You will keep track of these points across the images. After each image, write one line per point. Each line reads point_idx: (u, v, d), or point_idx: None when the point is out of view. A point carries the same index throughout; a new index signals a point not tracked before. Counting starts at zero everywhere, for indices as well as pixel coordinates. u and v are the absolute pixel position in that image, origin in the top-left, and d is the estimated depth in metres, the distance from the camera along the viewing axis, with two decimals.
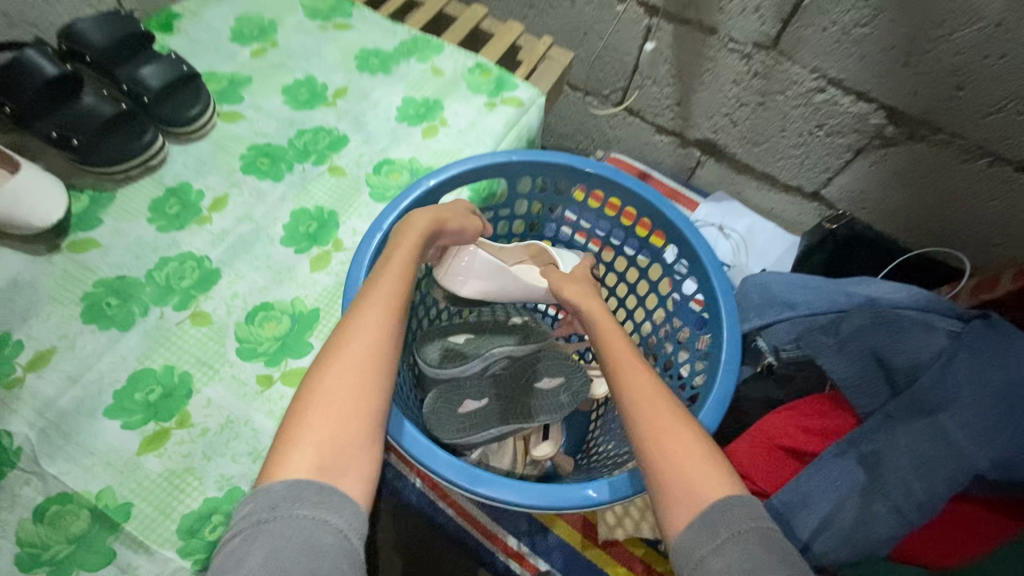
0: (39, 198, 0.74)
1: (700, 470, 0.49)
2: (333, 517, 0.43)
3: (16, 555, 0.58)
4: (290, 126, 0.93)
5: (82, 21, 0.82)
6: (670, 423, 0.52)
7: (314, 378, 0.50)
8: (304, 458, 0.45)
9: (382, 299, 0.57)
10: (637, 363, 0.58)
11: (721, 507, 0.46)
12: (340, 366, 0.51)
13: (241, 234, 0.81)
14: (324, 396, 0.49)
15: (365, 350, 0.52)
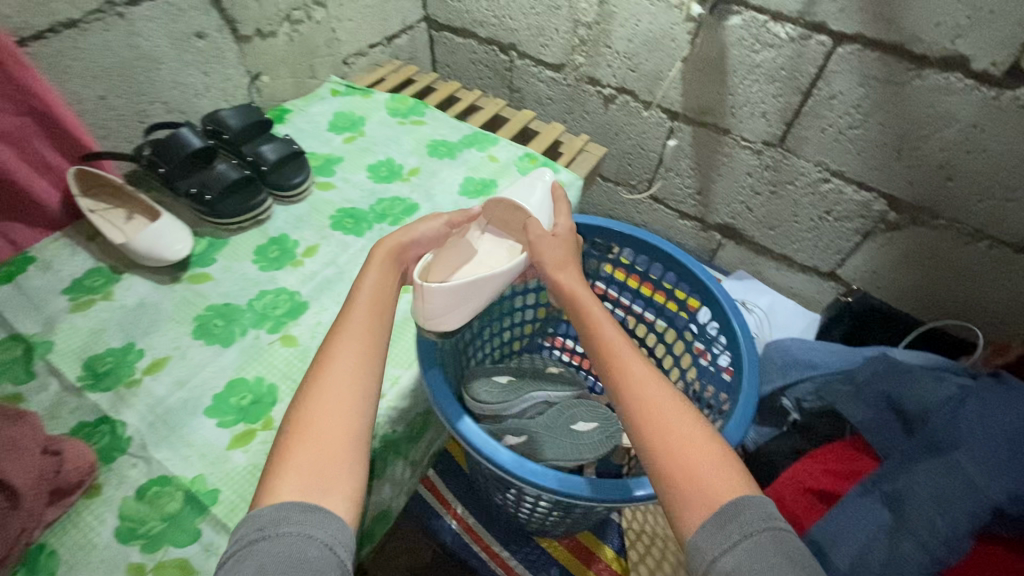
0: (172, 240, 0.92)
1: (707, 473, 0.50)
2: (317, 532, 0.46)
3: (117, 527, 0.66)
4: (372, 194, 1.12)
5: (227, 111, 1.06)
6: (669, 428, 0.53)
7: (297, 414, 0.55)
8: (296, 479, 0.50)
9: (349, 332, 0.62)
10: (619, 368, 0.59)
11: (726, 506, 0.47)
12: (320, 398, 0.56)
13: (326, 276, 0.96)
14: (310, 426, 0.54)
15: (340, 379, 0.57)
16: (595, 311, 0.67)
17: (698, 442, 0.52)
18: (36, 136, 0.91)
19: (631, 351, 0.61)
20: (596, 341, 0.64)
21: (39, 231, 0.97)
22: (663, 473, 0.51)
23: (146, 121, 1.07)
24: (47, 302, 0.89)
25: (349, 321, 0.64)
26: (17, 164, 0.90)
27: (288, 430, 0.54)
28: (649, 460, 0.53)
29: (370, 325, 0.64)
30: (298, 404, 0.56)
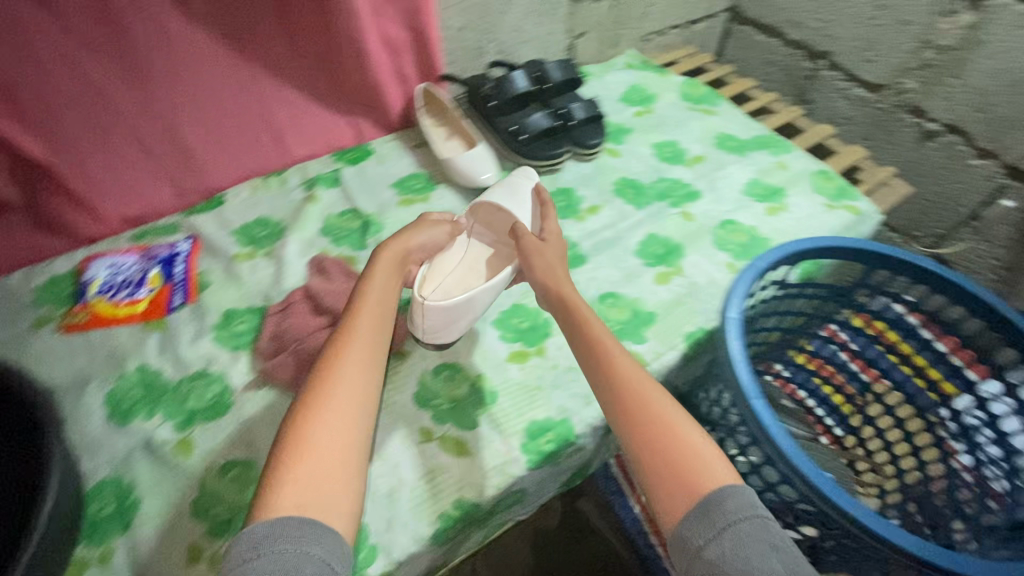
0: (483, 168, 1.03)
1: (671, 473, 0.56)
2: (321, 544, 0.48)
3: (416, 392, 0.78)
4: (656, 172, 1.12)
5: (551, 63, 1.13)
6: (666, 430, 0.58)
7: (302, 406, 0.57)
8: (314, 480, 0.52)
9: (359, 322, 0.64)
10: (620, 371, 0.63)
11: (710, 505, 0.52)
12: (332, 397, 0.57)
13: (606, 237, 0.99)
14: (319, 419, 0.55)
15: (348, 380, 0.59)
16: (598, 327, 0.68)
17: (672, 432, 0.58)
18: (407, 50, 1.05)
19: (631, 365, 0.64)
20: (590, 350, 0.66)
21: (379, 130, 1.13)
22: (659, 471, 0.56)
23: (481, 56, 1.17)
24: (381, 191, 1.04)
25: (359, 310, 0.66)
26: (388, 72, 1.05)
27: (297, 420, 0.55)
28: (645, 468, 0.57)
29: (365, 309, 0.66)
30: (305, 403, 0.57)
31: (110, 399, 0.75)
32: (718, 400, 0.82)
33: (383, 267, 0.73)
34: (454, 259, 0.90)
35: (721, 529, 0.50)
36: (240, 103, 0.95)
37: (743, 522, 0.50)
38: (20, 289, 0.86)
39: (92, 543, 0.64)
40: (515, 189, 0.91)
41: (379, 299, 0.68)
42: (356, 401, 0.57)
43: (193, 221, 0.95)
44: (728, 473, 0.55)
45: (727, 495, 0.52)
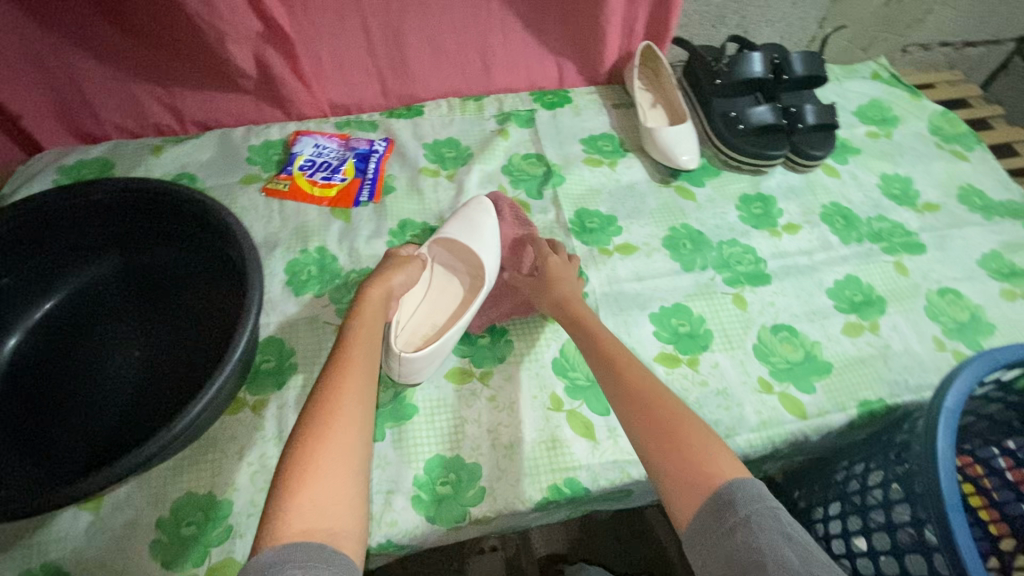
0: (685, 148, 0.95)
1: (683, 470, 0.52)
2: (329, 564, 0.44)
3: (556, 357, 0.76)
4: (875, 206, 0.97)
5: (796, 52, 0.98)
6: (672, 424, 0.56)
7: (303, 433, 0.53)
8: (319, 508, 0.48)
9: (363, 351, 0.62)
10: (627, 380, 0.62)
11: (725, 504, 0.48)
12: (334, 419, 0.54)
13: (798, 264, 0.88)
14: (324, 440, 0.52)
15: (351, 404, 0.56)
16: (601, 336, 0.68)
17: (687, 429, 0.55)
18: (644, 3, 0.96)
19: (644, 373, 0.63)
20: (607, 370, 0.64)
21: (583, 80, 1.08)
22: (669, 473, 0.53)
23: (717, 27, 1.05)
24: (570, 143, 1.00)
25: (359, 335, 0.64)
26: (617, 21, 0.97)
27: (303, 445, 0.52)
28: (657, 462, 0.54)
29: (366, 337, 0.64)
30: (307, 427, 0.53)
31: (291, 268, 0.81)
32: (863, 476, 0.74)
33: (376, 305, 0.69)
34: (416, 303, 0.80)
35: (732, 527, 0.47)
36: (466, 21, 0.93)
37: (753, 517, 0.46)
38: (238, 143, 0.93)
39: (252, 389, 0.71)
40: (471, 220, 0.80)
41: (369, 328, 0.65)
42: (351, 428, 0.54)
43: (391, 124, 0.98)
44: (737, 465, 0.52)
45: (743, 486, 0.49)
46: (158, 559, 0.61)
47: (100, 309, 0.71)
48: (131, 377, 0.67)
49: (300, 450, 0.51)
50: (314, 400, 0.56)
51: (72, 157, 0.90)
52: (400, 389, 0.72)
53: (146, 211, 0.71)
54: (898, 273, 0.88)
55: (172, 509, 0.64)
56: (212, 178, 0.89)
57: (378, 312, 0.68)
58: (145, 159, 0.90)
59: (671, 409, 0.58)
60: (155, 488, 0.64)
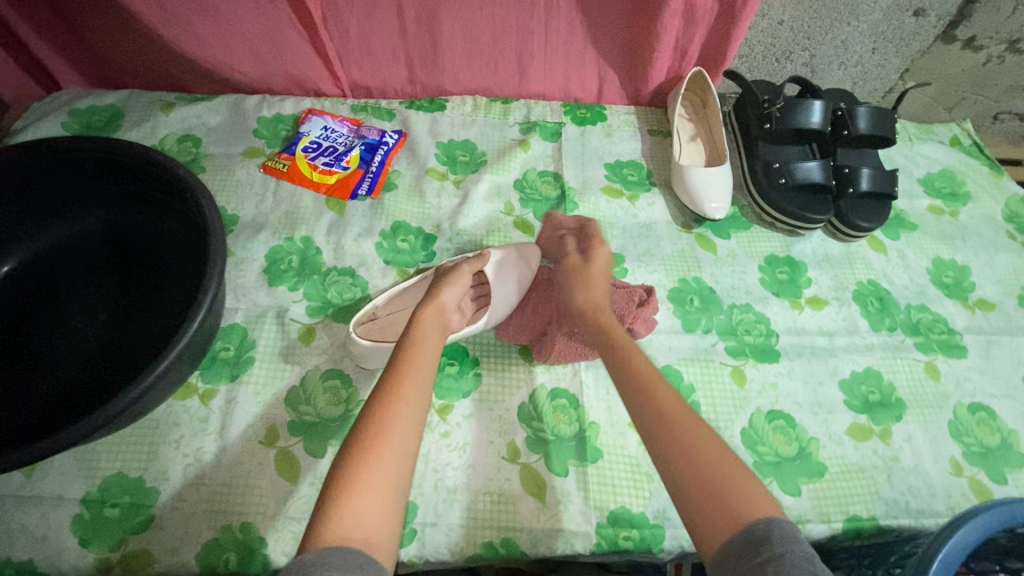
0: (716, 195, 0.86)
1: (707, 496, 0.46)
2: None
3: (522, 403, 0.71)
4: (919, 293, 0.86)
5: (864, 106, 0.87)
6: (692, 447, 0.50)
7: (356, 439, 0.50)
8: (361, 519, 0.45)
9: (424, 358, 0.59)
10: (649, 393, 0.55)
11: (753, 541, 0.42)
12: (391, 427, 0.51)
13: (815, 345, 0.79)
14: (378, 448, 0.49)
15: (409, 412, 0.52)
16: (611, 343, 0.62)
17: (713, 455, 0.49)
18: (703, 26, 0.85)
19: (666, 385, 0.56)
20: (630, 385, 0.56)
21: (624, 96, 0.99)
22: (696, 494, 0.47)
23: (781, 62, 0.95)
24: (593, 166, 0.93)
25: (424, 344, 0.60)
26: (669, 42, 0.87)
27: (357, 453, 0.48)
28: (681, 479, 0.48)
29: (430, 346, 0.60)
30: (364, 432, 0.50)
31: (272, 255, 0.78)
32: None
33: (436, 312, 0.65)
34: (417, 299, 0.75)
35: (763, 563, 0.40)
36: (505, 21, 0.84)
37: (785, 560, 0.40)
38: (249, 112, 0.90)
39: (205, 376, 0.69)
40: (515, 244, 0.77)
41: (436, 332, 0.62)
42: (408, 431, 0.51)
43: (408, 116, 0.93)
44: (768, 501, 0.46)
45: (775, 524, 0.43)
46: (77, 535, 0.60)
47: (73, 267, 0.70)
48: (89, 344, 0.66)
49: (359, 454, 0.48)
50: (374, 403, 0.53)
51: (84, 100, 0.89)
52: (352, 406, 0.68)
53: (131, 175, 0.69)
54: (927, 376, 0.79)
55: (101, 486, 0.62)
56: (215, 145, 0.87)
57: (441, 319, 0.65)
58: (154, 115, 0.88)
59: (695, 425, 0.51)
60: (89, 461, 0.63)
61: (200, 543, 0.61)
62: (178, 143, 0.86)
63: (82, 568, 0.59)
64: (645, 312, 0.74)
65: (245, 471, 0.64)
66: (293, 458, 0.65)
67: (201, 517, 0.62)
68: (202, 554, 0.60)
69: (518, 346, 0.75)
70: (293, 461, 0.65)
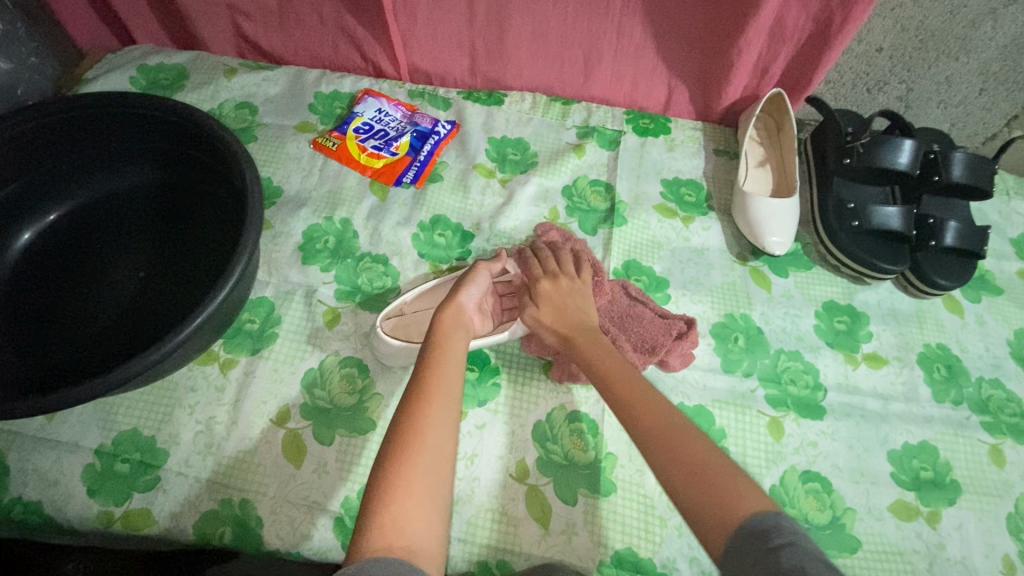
0: (779, 228, 0.79)
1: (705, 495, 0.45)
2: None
3: (539, 422, 0.67)
4: (994, 367, 0.77)
5: (962, 151, 0.79)
6: (682, 450, 0.49)
7: (393, 449, 0.49)
8: (406, 529, 0.44)
9: (452, 363, 0.57)
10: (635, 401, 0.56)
11: (757, 532, 0.41)
12: (426, 435, 0.50)
13: (865, 408, 0.72)
14: (415, 457, 0.48)
15: (441, 421, 0.51)
16: (600, 355, 0.62)
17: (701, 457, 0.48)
18: (791, 45, 0.79)
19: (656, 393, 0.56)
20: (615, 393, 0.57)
21: (693, 111, 0.93)
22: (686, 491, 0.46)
23: (872, 93, 0.87)
24: (648, 181, 0.87)
25: (450, 350, 0.59)
26: (751, 59, 0.81)
27: (393, 464, 0.47)
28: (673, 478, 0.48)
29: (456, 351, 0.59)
30: (399, 441, 0.49)
31: (309, 233, 0.77)
32: None
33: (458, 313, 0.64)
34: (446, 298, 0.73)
35: (774, 548, 0.39)
36: (579, 19, 0.80)
37: (796, 546, 0.39)
38: (308, 86, 0.90)
39: (228, 346, 0.69)
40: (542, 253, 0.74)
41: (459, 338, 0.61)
42: (445, 439, 0.50)
43: (464, 107, 0.90)
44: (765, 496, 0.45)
45: (782, 516, 0.42)
46: (85, 484, 0.61)
47: (118, 219, 0.71)
48: (120, 299, 0.66)
49: (397, 462, 0.48)
50: (404, 410, 0.52)
51: (155, 58, 0.91)
52: (365, 398, 0.67)
53: (183, 136, 0.69)
54: (991, 462, 0.70)
55: (115, 440, 0.63)
56: (271, 115, 0.87)
57: (464, 321, 0.64)
58: (217, 79, 0.89)
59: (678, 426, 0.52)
60: (107, 413, 0.64)
61: (199, 512, 0.61)
62: (236, 109, 0.87)
63: (85, 518, 0.60)
64: (683, 345, 0.71)
65: (252, 448, 0.64)
66: (300, 442, 0.64)
67: (203, 486, 0.62)
68: (200, 523, 0.60)
69: (543, 361, 0.71)
70: (300, 446, 0.64)
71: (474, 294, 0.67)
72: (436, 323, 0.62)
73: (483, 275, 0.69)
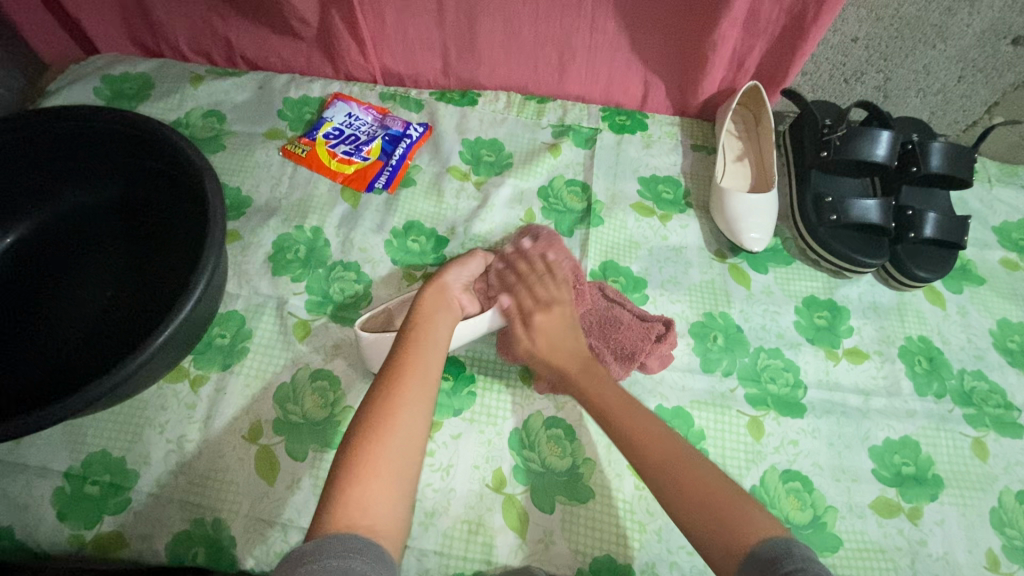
0: (757, 224, 0.78)
1: (715, 525, 0.47)
2: (365, 560, 0.41)
3: (514, 430, 0.66)
4: (976, 358, 0.76)
5: (940, 141, 0.78)
6: (682, 478, 0.51)
7: (364, 424, 0.50)
8: (368, 509, 0.45)
9: (430, 350, 0.58)
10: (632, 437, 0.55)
11: (770, 558, 0.42)
12: (396, 421, 0.50)
13: (847, 404, 0.72)
14: (383, 441, 0.48)
15: (415, 400, 0.52)
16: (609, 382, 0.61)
17: (709, 486, 0.49)
18: (766, 37, 0.78)
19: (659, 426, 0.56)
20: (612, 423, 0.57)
21: (670, 106, 0.92)
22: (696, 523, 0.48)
23: (850, 84, 0.85)
24: (625, 179, 0.86)
25: (430, 337, 0.59)
26: (726, 52, 0.79)
27: (361, 441, 0.48)
28: (680, 504, 0.49)
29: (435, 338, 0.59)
30: (368, 427, 0.49)
31: (279, 243, 0.76)
32: None
33: (439, 299, 0.64)
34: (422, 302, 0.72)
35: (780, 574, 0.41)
36: (550, 16, 0.79)
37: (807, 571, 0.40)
38: (276, 91, 0.88)
39: (198, 362, 0.68)
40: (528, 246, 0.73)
41: (443, 317, 0.63)
42: (417, 417, 0.51)
43: (437, 109, 0.89)
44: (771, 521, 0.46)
45: (791, 541, 0.43)
46: (55, 508, 0.60)
47: (86, 235, 0.70)
48: (88, 316, 0.65)
49: (365, 446, 0.48)
50: (376, 395, 0.52)
51: (119, 67, 0.89)
52: (337, 411, 0.66)
53: (145, 151, 0.68)
54: (973, 455, 0.70)
55: (84, 462, 0.62)
56: (239, 122, 0.85)
57: (445, 307, 0.64)
58: (183, 87, 0.87)
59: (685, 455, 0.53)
60: (76, 435, 0.63)
61: (171, 532, 0.60)
62: (203, 117, 0.85)
63: (56, 541, 0.59)
64: (662, 347, 0.70)
65: (224, 465, 0.63)
66: (272, 458, 0.63)
67: (175, 506, 0.61)
68: (171, 544, 0.59)
69: (520, 367, 0.70)
70: (272, 462, 0.63)
71: (464, 277, 0.69)
72: (415, 311, 0.62)
73: (478, 261, 0.71)
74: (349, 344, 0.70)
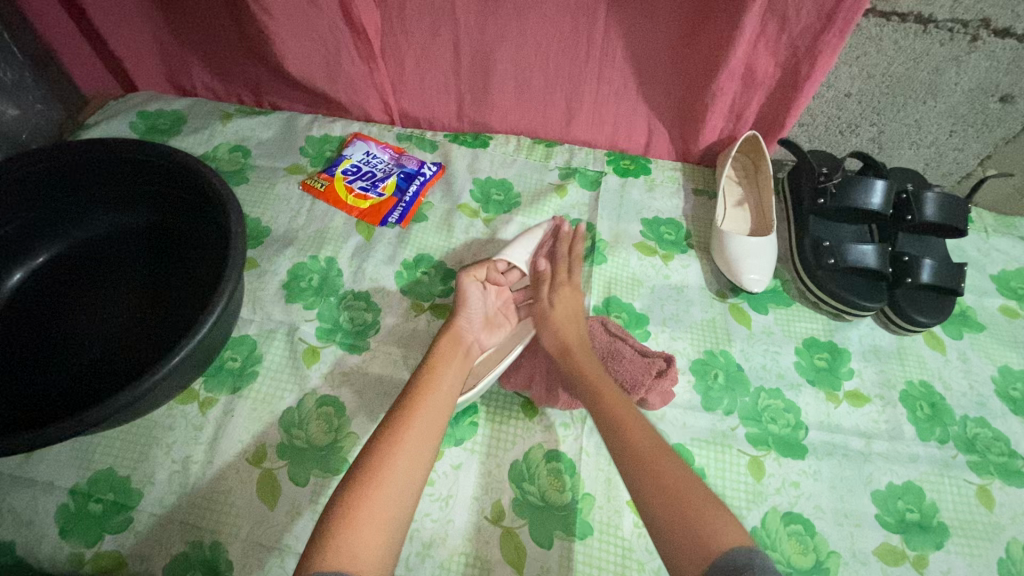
0: (756, 266, 0.80)
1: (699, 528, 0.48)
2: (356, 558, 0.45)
3: (515, 461, 0.67)
4: (978, 405, 0.76)
5: (933, 191, 0.80)
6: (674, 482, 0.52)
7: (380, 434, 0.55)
8: (372, 512, 0.49)
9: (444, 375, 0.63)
10: (630, 431, 0.57)
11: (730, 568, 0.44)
12: (377, 484, 0.51)
13: (848, 447, 0.72)
14: (394, 451, 0.53)
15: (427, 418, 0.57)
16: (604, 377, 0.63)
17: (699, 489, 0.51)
18: (763, 90, 0.82)
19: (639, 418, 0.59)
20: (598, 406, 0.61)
21: (672, 152, 0.96)
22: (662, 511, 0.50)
23: (845, 135, 0.89)
24: (629, 220, 0.89)
25: (419, 410, 0.58)
26: (725, 103, 0.84)
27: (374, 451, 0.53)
28: (658, 500, 0.51)
29: (436, 395, 0.60)
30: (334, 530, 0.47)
31: (294, 271, 0.79)
32: None
33: (454, 352, 0.66)
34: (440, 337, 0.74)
35: None
36: (559, 68, 0.84)
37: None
38: (300, 130, 0.94)
39: (208, 384, 0.70)
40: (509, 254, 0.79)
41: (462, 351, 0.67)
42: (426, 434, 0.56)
43: (450, 150, 0.94)
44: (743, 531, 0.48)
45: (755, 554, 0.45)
46: (58, 525, 0.61)
47: (111, 258, 0.73)
48: (108, 335, 0.68)
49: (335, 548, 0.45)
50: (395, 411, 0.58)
51: (154, 105, 0.95)
52: (340, 437, 0.67)
53: (173, 182, 0.72)
54: (979, 503, 0.69)
55: (90, 479, 0.63)
56: (263, 158, 0.90)
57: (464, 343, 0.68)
58: (213, 124, 0.93)
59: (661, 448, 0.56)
60: (85, 452, 0.65)
61: (170, 554, 0.60)
62: (229, 152, 0.90)
63: (56, 559, 0.60)
64: (662, 384, 0.71)
65: (225, 488, 0.64)
66: (274, 482, 0.64)
67: (176, 528, 0.61)
68: (169, 566, 0.59)
69: (522, 400, 0.71)
70: (274, 486, 0.63)
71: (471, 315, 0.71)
72: (425, 369, 0.63)
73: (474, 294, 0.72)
74: (356, 371, 0.72)
